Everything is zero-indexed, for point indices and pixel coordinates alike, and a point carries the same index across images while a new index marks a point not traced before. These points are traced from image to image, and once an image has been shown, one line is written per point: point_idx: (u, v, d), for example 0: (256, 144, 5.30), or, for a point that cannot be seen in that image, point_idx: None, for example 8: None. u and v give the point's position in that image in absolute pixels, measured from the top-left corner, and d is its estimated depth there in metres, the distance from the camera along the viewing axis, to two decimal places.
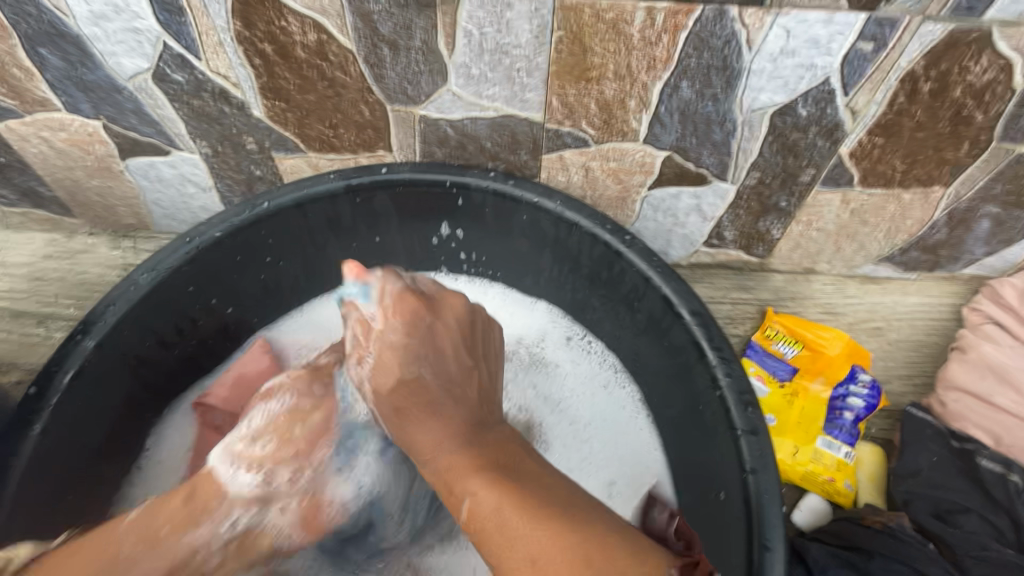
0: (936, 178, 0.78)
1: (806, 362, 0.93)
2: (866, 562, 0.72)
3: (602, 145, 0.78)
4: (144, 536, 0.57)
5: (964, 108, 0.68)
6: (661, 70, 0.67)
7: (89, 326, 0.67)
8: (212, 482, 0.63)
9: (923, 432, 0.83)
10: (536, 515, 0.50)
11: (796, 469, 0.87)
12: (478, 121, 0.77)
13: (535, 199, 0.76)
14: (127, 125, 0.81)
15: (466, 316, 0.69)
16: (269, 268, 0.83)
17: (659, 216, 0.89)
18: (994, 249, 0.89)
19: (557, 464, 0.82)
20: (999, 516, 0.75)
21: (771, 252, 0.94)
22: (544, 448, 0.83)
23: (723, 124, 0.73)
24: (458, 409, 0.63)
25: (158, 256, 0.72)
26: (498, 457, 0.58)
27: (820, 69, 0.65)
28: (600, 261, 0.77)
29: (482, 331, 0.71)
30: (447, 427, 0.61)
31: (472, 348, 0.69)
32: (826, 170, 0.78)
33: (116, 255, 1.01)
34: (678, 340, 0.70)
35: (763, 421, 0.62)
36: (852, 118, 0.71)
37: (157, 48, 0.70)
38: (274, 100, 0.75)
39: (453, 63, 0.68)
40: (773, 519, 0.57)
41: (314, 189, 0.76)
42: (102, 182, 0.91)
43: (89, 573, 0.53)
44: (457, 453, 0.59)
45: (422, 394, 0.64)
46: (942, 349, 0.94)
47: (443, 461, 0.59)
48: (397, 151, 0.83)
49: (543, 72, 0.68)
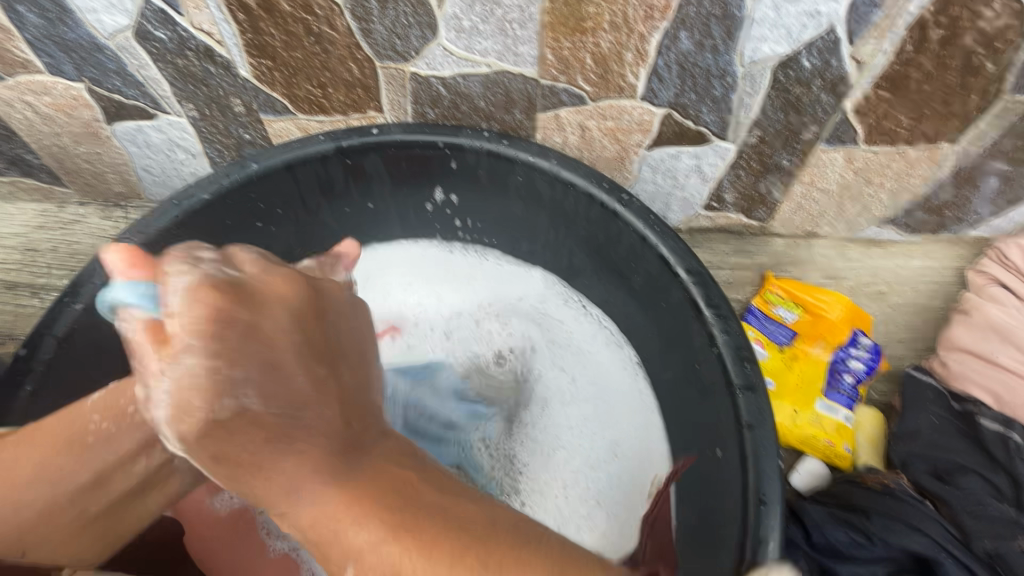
0: (943, 134, 0.75)
1: (807, 326, 0.91)
2: (864, 522, 0.72)
3: (599, 103, 0.76)
4: (106, 418, 0.56)
5: (975, 57, 0.66)
6: (659, 19, 0.65)
7: (77, 291, 0.65)
8: (147, 383, 0.57)
9: (925, 395, 0.82)
10: (390, 537, 0.43)
11: (795, 432, 0.87)
12: (470, 79, 0.74)
13: (529, 158, 0.74)
14: (112, 87, 0.79)
15: (299, 302, 0.48)
16: (261, 234, 0.82)
17: (658, 178, 0.88)
18: (1001, 209, 0.87)
19: (557, 424, 0.82)
20: (997, 474, 0.74)
21: (772, 215, 0.92)
22: (545, 408, 0.84)
23: (723, 78, 0.71)
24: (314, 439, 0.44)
25: (146, 219, 0.70)
26: (396, 488, 0.45)
27: (825, 17, 0.62)
28: (597, 223, 0.75)
29: (338, 336, 0.50)
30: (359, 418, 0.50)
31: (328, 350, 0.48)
32: (830, 127, 0.76)
33: (108, 225, 1.00)
34: (676, 300, 0.69)
35: (761, 378, 0.61)
36: (857, 70, 0.68)
37: (137, 3, 0.67)
38: (261, 59, 0.73)
39: (443, 15, 0.66)
40: (770, 473, 0.57)
41: (304, 150, 0.74)
42: (90, 149, 0.90)
43: (38, 460, 0.53)
44: (320, 499, 0.44)
45: (256, 430, 0.42)
46: (945, 313, 0.93)
47: (303, 513, 0.44)
48: (389, 112, 0.81)
49: (537, 24, 0.66)
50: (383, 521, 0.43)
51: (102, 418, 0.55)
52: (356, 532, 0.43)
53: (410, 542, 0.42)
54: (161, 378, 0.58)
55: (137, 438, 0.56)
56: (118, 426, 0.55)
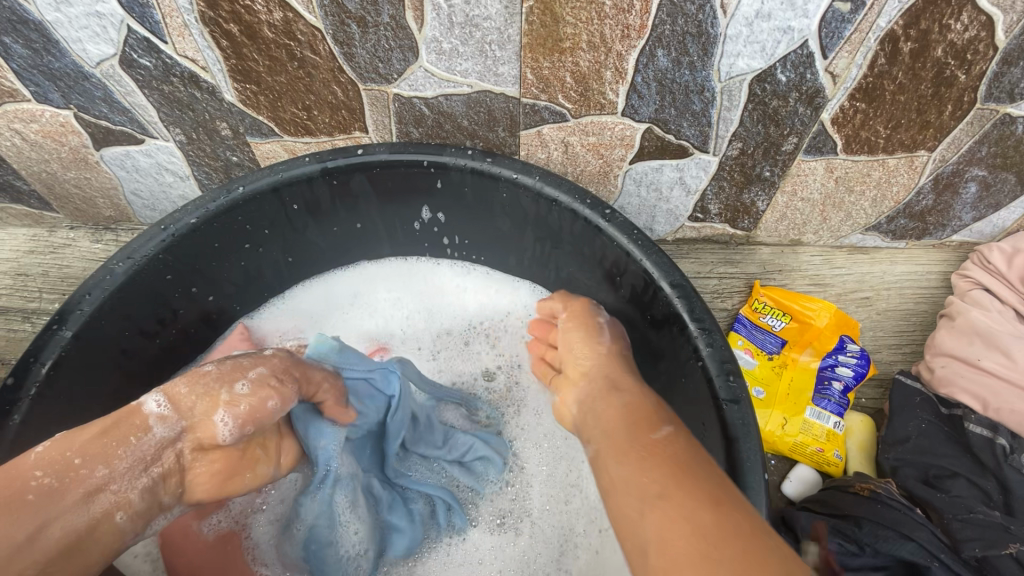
0: (920, 142, 0.76)
1: (794, 334, 0.92)
2: (855, 529, 0.72)
3: (580, 120, 0.77)
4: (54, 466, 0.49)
5: (947, 68, 0.67)
6: (635, 38, 0.66)
7: (65, 317, 0.67)
8: (139, 414, 0.55)
9: (911, 399, 0.83)
10: (657, 470, 0.49)
11: (785, 440, 0.87)
12: (453, 99, 0.75)
13: (513, 176, 0.75)
14: (99, 113, 0.80)
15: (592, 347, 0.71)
16: (249, 255, 0.82)
17: (642, 191, 0.88)
18: (982, 214, 0.88)
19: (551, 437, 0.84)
20: (986, 480, 0.74)
21: (757, 224, 0.93)
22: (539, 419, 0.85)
23: (701, 93, 0.72)
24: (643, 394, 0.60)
25: (134, 243, 0.71)
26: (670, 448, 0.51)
27: (798, 32, 0.64)
28: (581, 238, 0.76)
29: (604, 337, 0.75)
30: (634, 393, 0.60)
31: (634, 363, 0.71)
32: (809, 138, 0.77)
33: (99, 248, 1.00)
34: (661, 313, 0.70)
35: (745, 390, 0.61)
36: (832, 82, 0.69)
37: (122, 33, 0.68)
38: (245, 84, 0.74)
39: (424, 38, 0.67)
40: (755, 486, 0.57)
41: (290, 172, 0.75)
42: (78, 174, 0.90)
43: None
44: (608, 436, 0.56)
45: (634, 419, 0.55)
46: (931, 318, 0.94)
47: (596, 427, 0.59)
48: (374, 132, 0.82)
49: (516, 45, 0.67)
50: (657, 468, 0.49)
51: (47, 473, 0.48)
52: (619, 460, 0.52)
53: (667, 486, 0.47)
54: (142, 412, 0.55)
55: (129, 468, 0.52)
56: (102, 453, 0.51)
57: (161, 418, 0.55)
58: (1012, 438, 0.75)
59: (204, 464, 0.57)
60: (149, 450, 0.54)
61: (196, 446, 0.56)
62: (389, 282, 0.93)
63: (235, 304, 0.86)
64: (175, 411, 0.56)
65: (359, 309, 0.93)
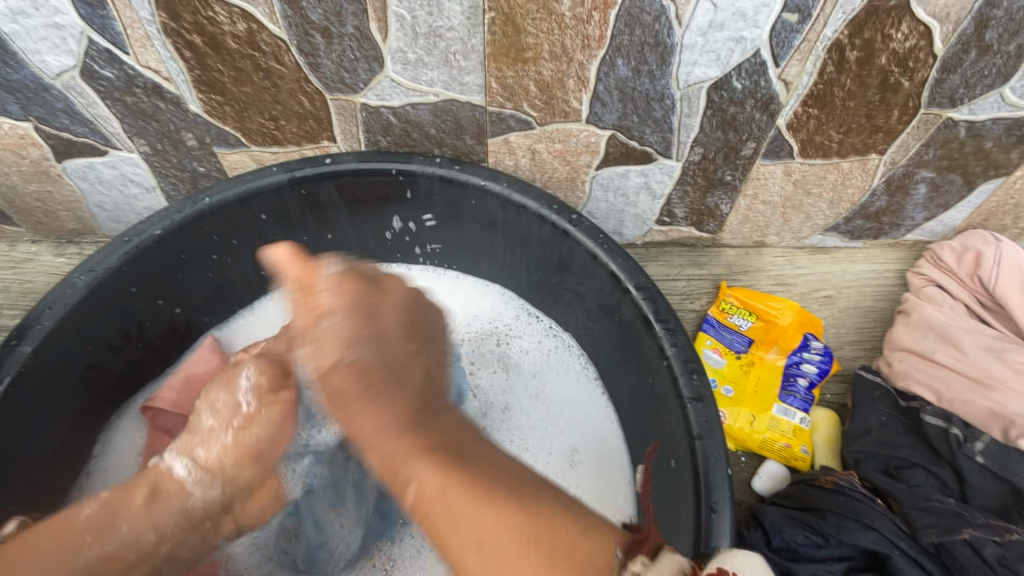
0: (871, 146, 0.80)
1: (760, 333, 0.94)
2: (819, 521, 0.74)
3: (546, 127, 0.78)
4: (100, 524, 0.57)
5: (891, 75, 0.70)
6: (595, 48, 0.68)
7: (24, 332, 0.65)
8: (171, 479, 0.62)
9: (872, 394, 0.86)
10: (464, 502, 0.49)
11: (753, 437, 0.89)
12: (420, 108, 0.76)
13: (481, 183, 0.76)
14: (60, 125, 0.78)
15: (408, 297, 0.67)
16: (217, 266, 0.82)
17: (610, 196, 0.90)
18: (933, 214, 0.92)
19: (523, 434, 0.84)
20: (942, 468, 0.77)
21: (722, 227, 0.96)
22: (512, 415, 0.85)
23: (662, 101, 0.74)
24: (400, 392, 0.58)
25: (96, 256, 0.70)
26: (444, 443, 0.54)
27: (750, 42, 0.66)
28: (549, 242, 0.77)
29: (427, 326, 0.67)
30: (396, 407, 0.56)
31: (416, 332, 0.65)
32: (766, 142, 0.80)
33: (62, 262, 0.98)
34: (627, 314, 0.71)
35: (708, 388, 0.63)
36: (785, 89, 0.72)
37: (82, 44, 0.68)
38: (210, 94, 0.74)
39: (389, 48, 0.68)
40: (719, 481, 0.58)
41: (258, 183, 0.75)
42: (39, 187, 0.89)
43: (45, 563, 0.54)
44: (394, 442, 0.53)
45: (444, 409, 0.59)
46: (889, 314, 0.97)
47: (384, 444, 0.54)
48: (342, 141, 0.82)
49: (480, 55, 0.68)
50: (444, 469, 0.51)
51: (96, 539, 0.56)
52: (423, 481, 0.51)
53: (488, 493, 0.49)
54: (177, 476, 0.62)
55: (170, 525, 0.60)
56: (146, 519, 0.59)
57: (196, 481, 0.62)
58: (964, 428, 0.78)
59: (252, 505, 0.67)
60: (190, 510, 0.62)
61: (236, 499, 0.65)
62: None
63: (204, 315, 0.85)
64: (207, 476, 0.62)
65: None
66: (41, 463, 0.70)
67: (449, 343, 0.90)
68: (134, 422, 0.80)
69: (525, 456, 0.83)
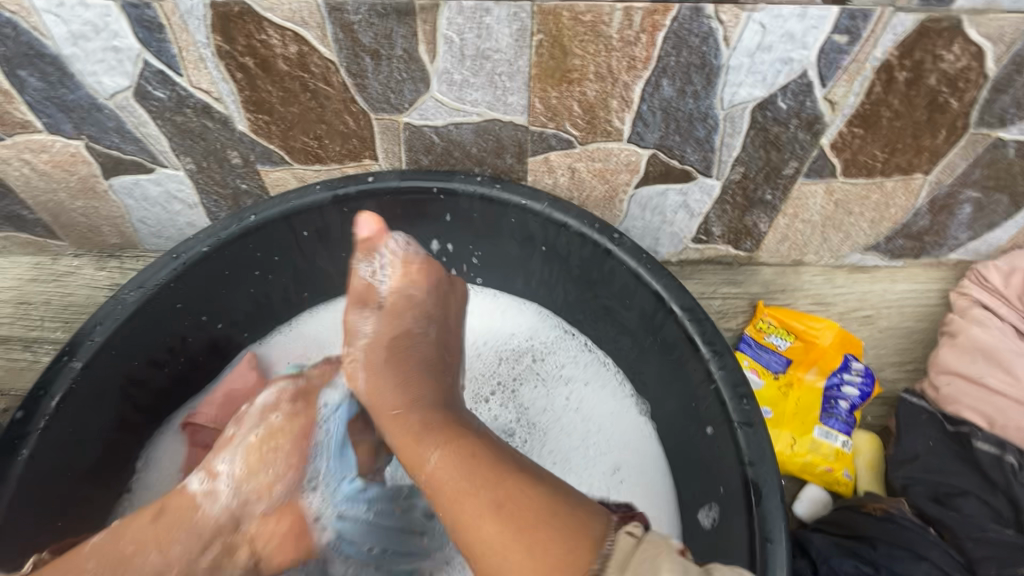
0: (916, 165, 0.79)
1: (799, 353, 0.93)
2: (869, 550, 0.72)
3: (587, 146, 0.79)
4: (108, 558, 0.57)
5: (940, 95, 0.70)
6: (641, 69, 0.68)
7: (75, 348, 0.66)
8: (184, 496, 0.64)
9: (918, 417, 0.83)
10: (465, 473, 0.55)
11: (795, 460, 0.87)
12: (462, 127, 0.77)
13: (522, 202, 0.76)
14: (110, 143, 0.80)
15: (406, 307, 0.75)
16: (257, 282, 0.82)
17: (646, 214, 0.90)
18: (977, 234, 0.90)
19: (565, 448, 0.83)
20: (996, 498, 0.75)
21: (759, 246, 0.95)
22: (548, 433, 0.84)
23: (705, 121, 0.74)
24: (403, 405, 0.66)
25: (145, 273, 0.71)
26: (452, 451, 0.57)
27: (797, 63, 0.66)
28: (590, 261, 0.77)
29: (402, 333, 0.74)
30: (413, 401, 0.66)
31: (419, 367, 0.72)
32: (808, 162, 0.79)
33: (103, 276, 0.99)
34: (671, 335, 0.70)
35: (759, 413, 0.62)
36: (830, 110, 0.72)
37: (137, 66, 0.70)
38: (257, 114, 0.76)
39: (435, 70, 0.69)
40: (773, 509, 0.57)
41: (302, 201, 0.76)
42: (86, 204, 0.91)
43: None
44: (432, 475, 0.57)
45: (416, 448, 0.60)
46: (932, 335, 0.95)
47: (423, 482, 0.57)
48: (383, 160, 0.83)
49: (525, 76, 0.69)
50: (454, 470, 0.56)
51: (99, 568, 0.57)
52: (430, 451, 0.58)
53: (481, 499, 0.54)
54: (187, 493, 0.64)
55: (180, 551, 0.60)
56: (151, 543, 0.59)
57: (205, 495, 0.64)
58: (1019, 455, 0.76)
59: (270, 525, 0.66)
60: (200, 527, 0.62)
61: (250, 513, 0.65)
62: None
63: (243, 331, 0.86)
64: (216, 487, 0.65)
65: None
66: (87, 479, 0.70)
67: (489, 362, 0.89)
68: (173, 438, 0.80)
69: (566, 470, 0.81)
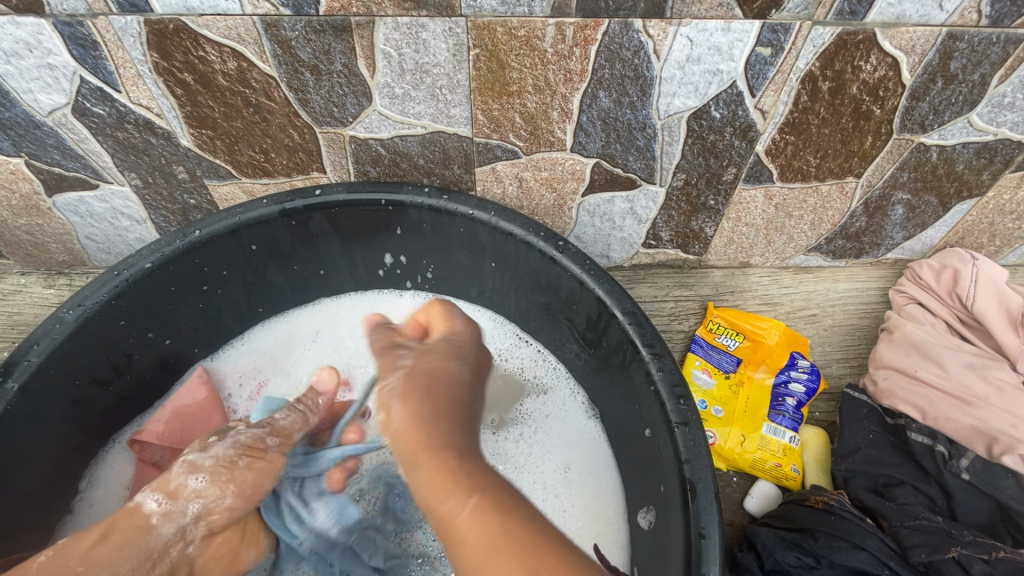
0: (848, 169, 0.82)
1: (748, 352, 0.96)
2: (811, 541, 0.73)
3: (532, 156, 0.80)
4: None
5: (863, 103, 0.73)
6: (578, 81, 0.70)
7: (11, 368, 0.65)
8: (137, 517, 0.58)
9: (860, 411, 0.87)
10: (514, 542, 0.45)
11: (745, 457, 0.89)
12: (408, 139, 0.78)
13: (468, 212, 0.77)
14: (51, 160, 0.79)
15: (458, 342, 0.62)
16: (207, 298, 0.82)
17: (596, 221, 0.92)
18: (912, 233, 0.94)
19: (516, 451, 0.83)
20: (930, 486, 0.78)
21: (707, 249, 0.98)
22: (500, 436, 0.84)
23: (643, 130, 0.76)
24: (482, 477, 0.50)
25: (85, 290, 0.70)
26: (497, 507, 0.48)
27: (726, 74, 0.69)
28: (537, 269, 0.78)
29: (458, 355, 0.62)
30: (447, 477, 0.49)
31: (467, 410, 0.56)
32: (746, 168, 0.82)
33: (52, 293, 0.97)
34: (615, 338, 0.72)
35: (695, 412, 0.63)
36: (762, 118, 0.75)
37: (74, 83, 0.69)
38: (201, 129, 0.75)
39: (376, 84, 0.70)
40: (707, 506, 0.58)
41: (248, 214, 0.76)
42: (30, 221, 0.89)
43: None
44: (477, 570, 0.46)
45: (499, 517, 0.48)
46: (873, 331, 0.99)
47: None
48: (332, 173, 0.83)
49: (465, 89, 0.71)
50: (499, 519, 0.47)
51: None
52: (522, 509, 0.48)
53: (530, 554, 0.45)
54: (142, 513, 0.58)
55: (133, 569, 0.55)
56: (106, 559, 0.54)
57: (164, 514, 0.58)
58: (950, 445, 0.79)
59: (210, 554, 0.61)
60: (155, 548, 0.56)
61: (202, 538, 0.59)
62: (351, 316, 0.93)
63: (193, 347, 0.85)
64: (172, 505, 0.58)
65: (318, 344, 0.91)
66: (30, 502, 0.69)
67: None
68: (122, 455, 0.80)
69: (519, 472, 0.81)
